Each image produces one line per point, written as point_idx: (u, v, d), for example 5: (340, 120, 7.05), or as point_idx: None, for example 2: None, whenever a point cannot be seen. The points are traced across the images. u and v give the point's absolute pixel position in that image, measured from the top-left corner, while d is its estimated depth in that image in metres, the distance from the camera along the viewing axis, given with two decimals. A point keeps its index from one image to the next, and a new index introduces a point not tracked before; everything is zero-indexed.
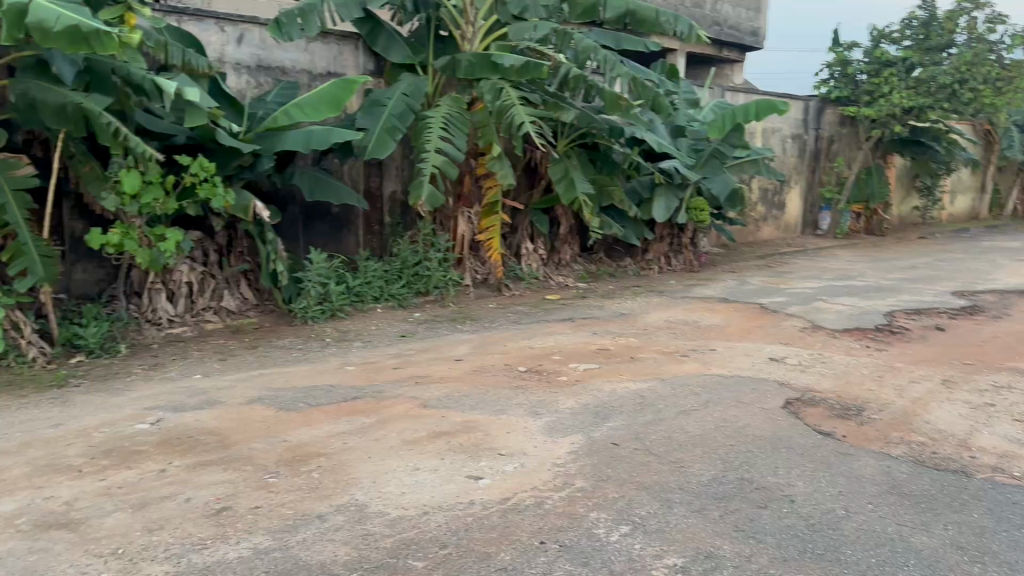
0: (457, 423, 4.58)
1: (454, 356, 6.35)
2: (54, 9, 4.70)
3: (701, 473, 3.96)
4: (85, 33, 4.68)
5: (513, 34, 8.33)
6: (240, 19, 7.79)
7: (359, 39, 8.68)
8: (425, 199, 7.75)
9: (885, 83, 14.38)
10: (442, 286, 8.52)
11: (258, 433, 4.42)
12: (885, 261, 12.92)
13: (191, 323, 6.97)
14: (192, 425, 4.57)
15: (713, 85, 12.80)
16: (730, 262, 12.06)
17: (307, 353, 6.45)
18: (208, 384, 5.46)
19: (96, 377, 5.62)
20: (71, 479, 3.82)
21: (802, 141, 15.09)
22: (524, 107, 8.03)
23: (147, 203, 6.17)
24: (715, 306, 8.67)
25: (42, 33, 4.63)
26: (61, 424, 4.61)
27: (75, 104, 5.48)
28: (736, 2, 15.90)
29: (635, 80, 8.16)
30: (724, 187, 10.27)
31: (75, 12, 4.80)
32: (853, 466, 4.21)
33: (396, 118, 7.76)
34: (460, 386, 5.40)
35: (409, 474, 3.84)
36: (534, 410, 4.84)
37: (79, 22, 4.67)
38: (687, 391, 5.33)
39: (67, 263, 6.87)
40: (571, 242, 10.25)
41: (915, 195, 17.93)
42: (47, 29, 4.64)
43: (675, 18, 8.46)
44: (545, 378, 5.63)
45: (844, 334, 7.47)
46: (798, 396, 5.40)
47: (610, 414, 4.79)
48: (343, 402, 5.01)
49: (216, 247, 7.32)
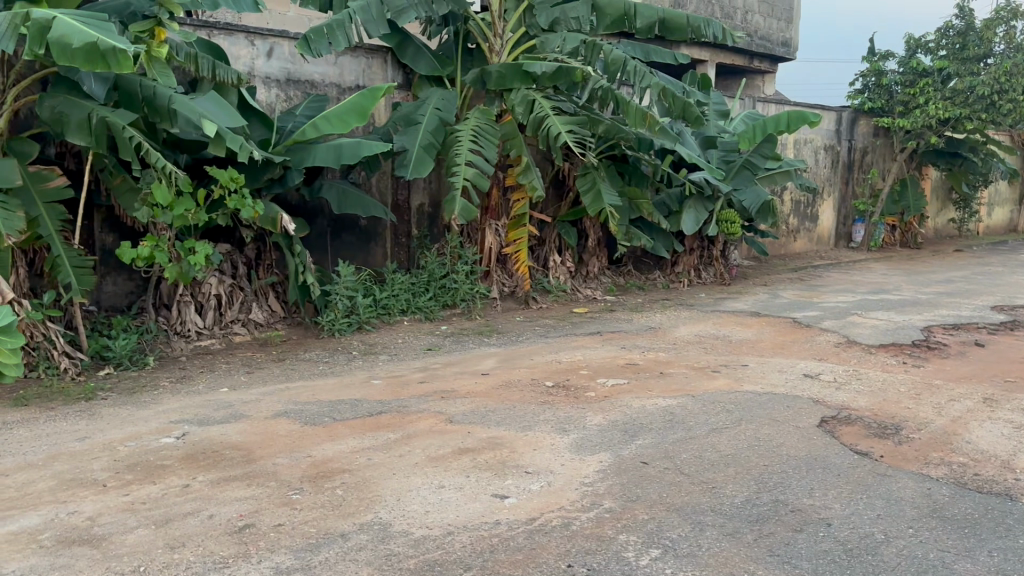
0: (483, 439, 4.51)
1: (481, 370, 6.29)
2: (75, 25, 4.65)
3: (734, 495, 3.84)
4: (101, 51, 4.58)
5: (541, 46, 8.22)
6: (270, 33, 7.83)
7: (388, 53, 8.70)
8: (459, 213, 7.73)
9: (920, 93, 14.08)
10: (469, 299, 8.48)
11: (282, 448, 4.39)
12: (921, 275, 12.65)
13: (219, 335, 6.97)
14: (218, 439, 4.55)
15: (744, 95, 12.67)
16: (762, 275, 11.89)
17: (333, 366, 6.42)
18: (234, 397, 5.45)
19: (124, 390, 5.61)
20: (95, 494, 3.81)
21: (835, 152, 14.88)
22: (559, 118, 8.00)
23: (176, 216, 6.12)
24: (746, 320, 8.52)
25: (61, 49, 4.60)
26: (87, 437, 4.61)
27: (98, 117, 5.49)
28: (767, 13, 15.75)
29: (665, 90, 7.98)
30: (755, 201, 10.18)
31: (99, 28, 4.73)
32: (892, 488, 4.06)
33: (433, 136, 7.77)
34: (486, 401, 5.33)
35: (434, 493, 3.77)
36: (561, 427, 4.75)
37: (97, 39, 4.58)
38: (719, 408, 5.21)
39: (97, 275, 6.90)
40: (599, 255, 10.15)
41: (951, 207, 17.60)
42: (66, 46, 4.59)
43: (708, 24, 8.31)
44: (572, 394, 5.54)
45: (879, 349, 7.29)
46: (833, 414, 5.26)
47: (639, 431, 4.69)
48: (368, 416, 4.97)
49: (245, 259, 7.32)
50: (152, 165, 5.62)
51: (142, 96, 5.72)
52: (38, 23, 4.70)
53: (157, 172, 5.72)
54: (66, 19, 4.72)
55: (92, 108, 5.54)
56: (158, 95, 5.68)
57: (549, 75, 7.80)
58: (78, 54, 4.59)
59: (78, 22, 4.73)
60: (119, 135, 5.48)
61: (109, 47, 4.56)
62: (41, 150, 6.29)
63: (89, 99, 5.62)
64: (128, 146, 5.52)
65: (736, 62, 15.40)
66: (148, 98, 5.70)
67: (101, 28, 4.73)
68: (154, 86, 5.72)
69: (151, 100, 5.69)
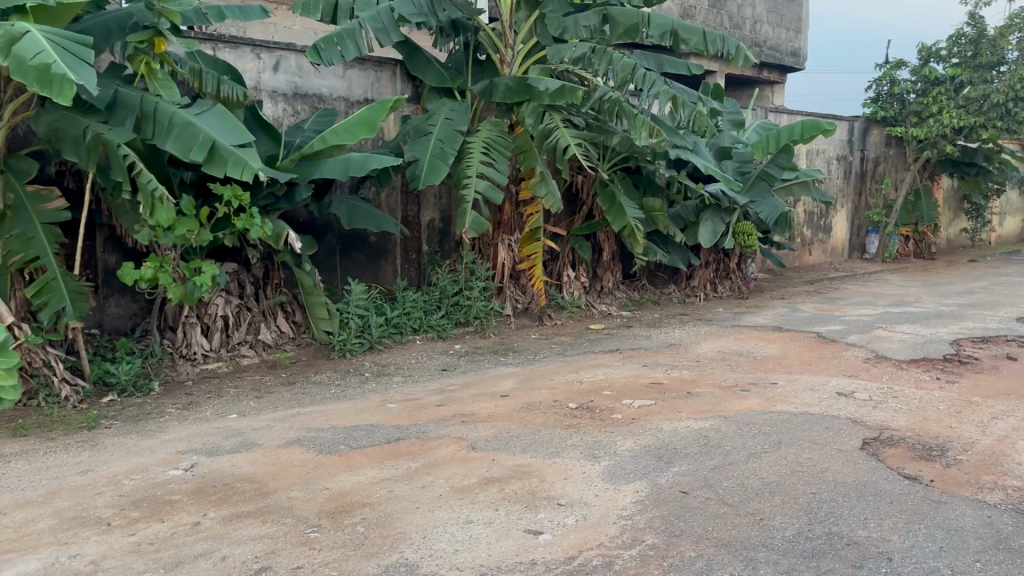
0: (509, 468, 4.25)
1: (500, 391, 6.02)
2: (40, 41, 4.41)
3: (784, 527, 3.58)
4: (51, 74, 4.32)
5: (552, 56, 7.81)
6: (277, 45, 7.63)
7: (397, 65, 8.49)
8: (470, 226, 7.48)
9: (934, 102, 13.82)
10: (483, 317, 8.22)
11: (298, 479, 4.14)
12: (940, 286, 12.39)
13: (227, 358, 6.73)
14: (229, 470, 4.30)
15: (757, 106, 12.47)
16: (778, 288, 11.63)
17: (345, 390, 6.15)
18: (244, 424, 5.19)
19: (129, 418, 5.36)
20: (100, 533, 3.56)
21: (847, 163, 14.68)
22: (569, 131, 7.79)
23: (179, 235, 5.88)
24: (769, 335, 8.25)
25: (16, 64, 4.37)
26: (91, 470, 4.36)
27: (93, 133, 5.22)
28: (776, 23, 15.58)
29: (677, 98, 7.62)
30: (772, 212, 9.86)
31: (68, 51, 4.49)
32: (950, 517, 3.79)
33: (444, 144, 7.52)
34: (508, 425, 5.06)
35: (462, 529, 3.51)
36: (590, 453, 4.49)
37: (53, 62, 4.32)
38: (755, 431, 4.95)
39: (99, 297, 6.67)
40: (614, 269, 9.91)
41: (963, 217, 17.35)
42: (22, 62, 4.36)
43: (724, 40, 7.97)
44: (598, 417, 5.28)
45: (910, 365, 7.03)
46: (875, 435, 4.99)
47: (674, 457, 4.42)
48: (386, 443, 4.71)
49: (253, 278, 7.06)
50: (142, 185, 5.27)
51: (142, 109, 5.42)
52: (6, 30, 4.45)
53: (146, 194, 5.32)
54: (39, 34, 4.47)
55: (89, 123, 5.29)
56: (159, 111, 5.40)
57: (553, 94, 7.52)
58: (31, 71, 4.34)
59: (50, 38, 4.49)
60: (112, 151, 5.19)
61: (59, 73, 4.30)
62: (40, 168, 6.07)
63: (88, 114, 5.37)
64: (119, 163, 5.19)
65: (745, 72, 15.21)
66: (148, 114, 5.41)
67: (68, 54, 4.46)
68: (157, 101, 5.42)
69: (151, 114, 5.40)
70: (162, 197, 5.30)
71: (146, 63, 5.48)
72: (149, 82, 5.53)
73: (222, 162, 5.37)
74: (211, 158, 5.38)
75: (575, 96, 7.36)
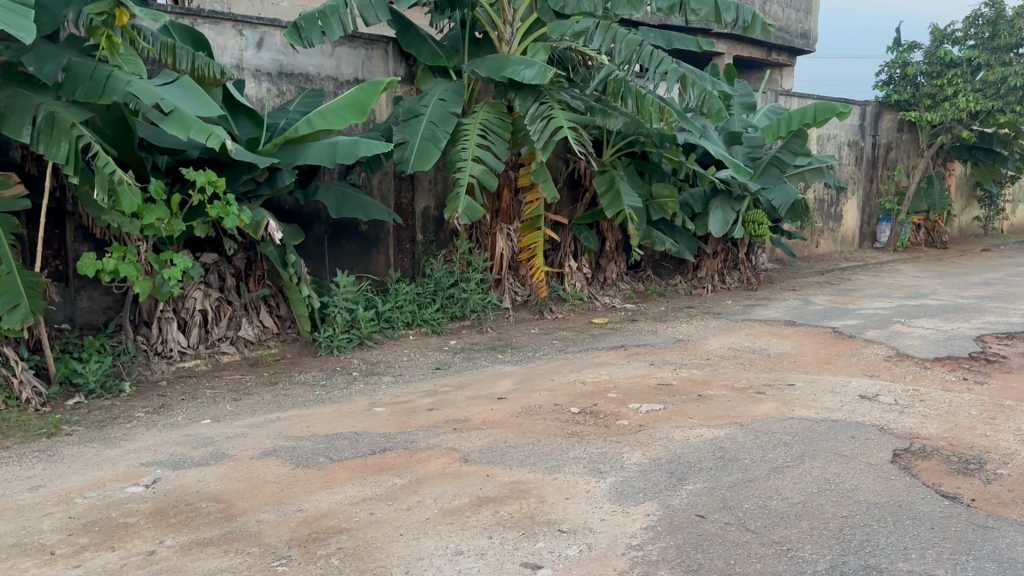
0: (505, 485, 3.82)
1: (496, 393, 5.59)
2: None
3: (815, 560, 3.16)
4: None
5: (552, 32, 7.34)
6: (260, 21, 7.16)
7: (389, 43, 8.02)
8: (462, 212, 7.04)
9: (949, 84, 13.37)
10: (480, 310, 7.80)
11: (270, 498, 3.72)
12: (956, 277, 11.94)
13: (206, 356, 6.30)
14: (194, 487, 3.87)
15: (767, 89, 12.00)
16: (789, 279, 11.18)
17: (330, 392, 5.71)
18: (217, 431, 4.76)
19: (93, 423, 4.93)
20: (40, 565, 3.13)
21: (859, 148, 14.22)
22: (566, 112, 7.31)
23: (145, 224, 5.48)
24: (782, 330, 7.82)
25: None
26: (42, 486, 3.94)
27: (45, 111, 4.90)
28: (785, 4, 15.05)
29: (686, 77, 7.09)
30: (784, 201, 9.54)
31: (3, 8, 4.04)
32: (1001, 546, 3.36)
33: (436, 126, 7.06)
34: (506, 434, 4.63)
35: (450, 563, 3.08)
36: (595, 467, 4.05)
37: None
38: (775, 440, 4.52)
39: (70, 290, 6.24)
40: (617, 259, 9.46)
41: (975, 205, 16.88)
42: None
43: (737, 9, 7.32)
44: (603, 423, 4.86)
45: (934, 364, 6.60)
46: (905, 446, 4.56)
47: (688, 473, 3.99)
48: (371, 455, 4.29)
49: (234, 270, 6.63)
50: (99, 168, 4.88)
51: (92, 80, 4.96)
52: None
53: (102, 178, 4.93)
54: None
55: (40, 102, 4.94)
56: (113, 78, 4.96)
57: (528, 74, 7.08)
58: None
59: None
60: (65, 131, 4.85)
61: None
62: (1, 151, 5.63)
63: (41, 92, 5.03)
64: (71, 144, 4.85)
65: (753, 54, 14.73)
66: (98, 84, 4.95)
67: (3, 12, 4.01)
68: (111, 72, 4.98)
69: (102, 83, 4.94)
70: (121, 181, 4.93)
71: (108, 35, 5.03)
72: (110, 56, 5.12)
73: (184, 125, 4.97)
74: (172, 119, 4.96)
75: (545, 78, 6.95)
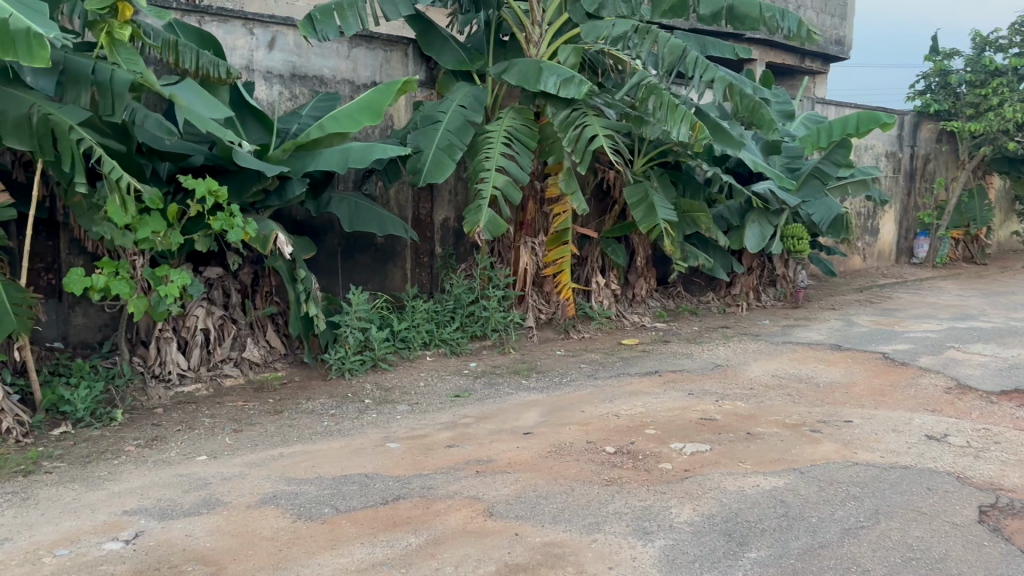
0: (537, 549, 3.29)
1: (522, 428, 5.07)
2: None
3: None
4: (12, 33, 3.78)
5: (586, 34, 6.80)
6: (272, 19, 6.71)
7: (409, 45, 7.57)
8: (483, 224, 6.54)
9: (993, 94, 12.69)
10: (501, 329, 7.30)
11: (265, 561, 3.21)
12: (1002, 296, 11.32)
13: (207, 379, 5.82)
14: (181, 544, 3.38)
15: (804, 97, 11.44)
16: (828, 297, 10.59)
17: (340, 423, 5.21)
18: (212, 471, 4.28)
19: (76, 460, 4.44)
20: None
21: (896, 159, 13.64)
22: (600, 121, 6.83)
23: (140, 238, 5.02)
24: (828, 356, 7.25)
25: None
26: (8, 539, 3.45)
27: (41, 114, 4.47)
28: (821, 9, 14.47)
29: (733, 86, 6.60)
30: (825, 214, 9.06)
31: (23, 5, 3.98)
32: None
33: (454, 135, 6.56)
34: (535, 479, 4.12)
35: None
36: (640, 527, 3.51)
37: (10, 17, 3.80)
38: (842, 493, 3.97)
39: (63, 306, 5.80)
40: (648, 276, 8.94)
41: (1015, 219, 16.23)
42: None
43: (784, 15, 6.86)
44: (643, 467, 4.33)
45: (1002, 397, 5.99)
46: (992, 502, 3.96)
47: (749, 535, 3.45)
48: (382, 505, 3.77)
49: (239, 286, 6.17)
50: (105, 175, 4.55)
51: (96, 81, 4.54)
52: None
53: (111, 184, 4.63)
54: None
55: (33, 102, 4.49)
56: (116, 80, 4.49)
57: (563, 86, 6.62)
58: None
59: None
60: (64, 136, 4.47)
61: (24, 30, 3.77)
62: None
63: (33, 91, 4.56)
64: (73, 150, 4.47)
65: (786, 60, 14.21)
66: (103, 88, 4.50)
67: (26, 10, 3.93)
68: (112, 69, 4.53)
69: (106, 84, 4.51)
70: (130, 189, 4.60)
71: (108, 31, 4.55)
72: (110, 54, 4.61)
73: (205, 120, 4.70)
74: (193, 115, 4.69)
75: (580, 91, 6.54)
